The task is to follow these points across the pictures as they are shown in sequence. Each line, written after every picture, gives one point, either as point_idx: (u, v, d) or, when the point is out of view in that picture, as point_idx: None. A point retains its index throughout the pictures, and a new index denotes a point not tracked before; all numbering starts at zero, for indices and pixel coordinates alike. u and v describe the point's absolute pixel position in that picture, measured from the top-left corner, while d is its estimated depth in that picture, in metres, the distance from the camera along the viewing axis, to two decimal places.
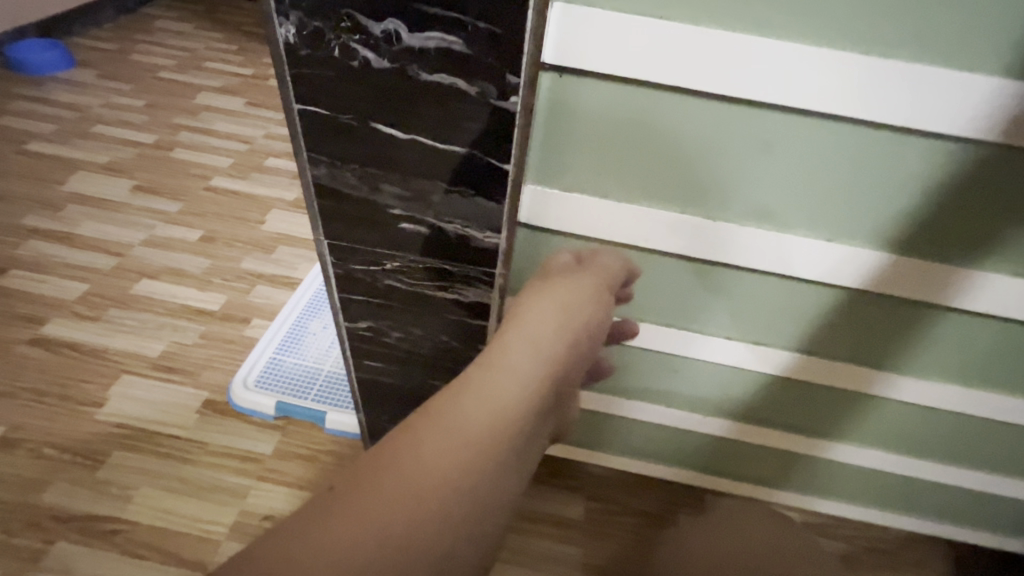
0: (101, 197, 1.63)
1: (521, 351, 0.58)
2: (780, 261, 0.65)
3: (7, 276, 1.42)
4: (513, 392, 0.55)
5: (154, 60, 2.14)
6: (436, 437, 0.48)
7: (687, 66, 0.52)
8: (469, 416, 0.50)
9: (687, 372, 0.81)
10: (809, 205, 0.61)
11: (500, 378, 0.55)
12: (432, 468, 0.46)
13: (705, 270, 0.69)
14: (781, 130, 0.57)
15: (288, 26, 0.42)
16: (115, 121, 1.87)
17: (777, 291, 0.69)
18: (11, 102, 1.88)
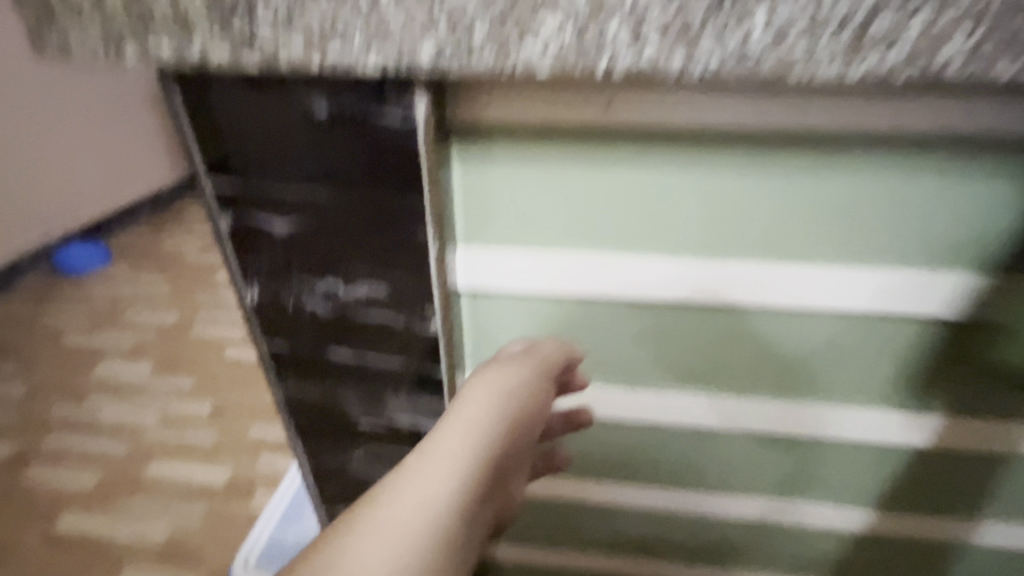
0: (124, 381, 1.75)
1: (467, 432, 0.42)
2: (750, 424, 0.57)
3: (30, 471, 1.49)
4: (454, 489, 0.39)
5: (180, 246, 2.41)
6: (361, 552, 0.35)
7: (596, 280, 0.51)
8: (399, 524, 0.37)
9: (687, 523, 0.66)
10: (855, 373, 0.53)
11: (434, 474, 0.39)
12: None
13: (708, 444, 0.59)
14: (803, 325, 0.51)
15: (253, 293, 0.54)
16: (142, 307, 2.07)
17: (762, 450, 0.59)
18: (53, 301, 2.11)
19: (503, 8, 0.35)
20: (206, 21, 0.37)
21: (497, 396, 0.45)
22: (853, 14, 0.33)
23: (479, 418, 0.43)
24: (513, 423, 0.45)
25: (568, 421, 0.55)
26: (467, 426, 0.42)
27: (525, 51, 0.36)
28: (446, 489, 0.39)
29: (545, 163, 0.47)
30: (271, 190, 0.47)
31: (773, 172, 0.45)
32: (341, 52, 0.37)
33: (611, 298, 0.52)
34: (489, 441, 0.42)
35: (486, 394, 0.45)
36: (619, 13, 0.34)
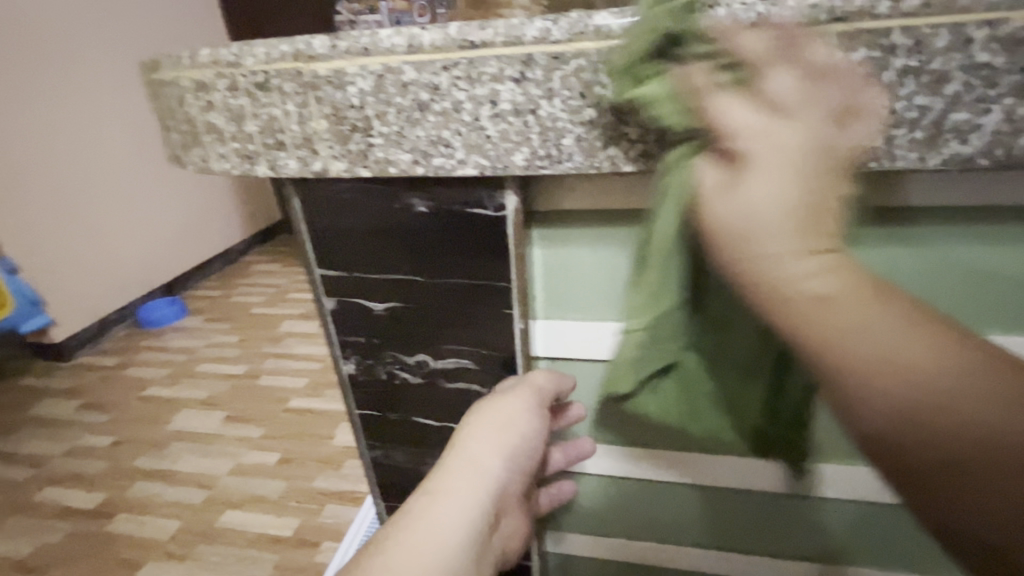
0: (199, 431, 1.85)
1: (474, 468, 0.44)
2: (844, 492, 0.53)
3: (116, 519, 1.58)
4: (464, 521, 0.41)
5: (248, 299, 2.57)
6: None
7: None
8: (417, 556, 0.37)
9: None
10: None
11: (445, 505, 0.41)
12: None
13: (773, 508, 0.57)
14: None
15: (350, 364, 0.58)
16: (215, 358, 2.20)
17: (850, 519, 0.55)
18: (136, 353, 2.27)
19: (590, 117, 0.38)
20: (328, 139, 0.43)
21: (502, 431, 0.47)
22: (930, 107, 0.34)
23: (487, 453, 0.45)
24: (514, 457, 0.46)
25: (570, 456, 0.57)
26: (475, 462, 0.44)
27: (610, 152, 0.39)
28: (457, 520, 0.40)
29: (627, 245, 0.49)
30: (371, 276, 0.52)
31: (864, 246, 0.44)
32: (444, 160, 0.42)
33: None
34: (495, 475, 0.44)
35: (491, 429, 0.47)
36: None
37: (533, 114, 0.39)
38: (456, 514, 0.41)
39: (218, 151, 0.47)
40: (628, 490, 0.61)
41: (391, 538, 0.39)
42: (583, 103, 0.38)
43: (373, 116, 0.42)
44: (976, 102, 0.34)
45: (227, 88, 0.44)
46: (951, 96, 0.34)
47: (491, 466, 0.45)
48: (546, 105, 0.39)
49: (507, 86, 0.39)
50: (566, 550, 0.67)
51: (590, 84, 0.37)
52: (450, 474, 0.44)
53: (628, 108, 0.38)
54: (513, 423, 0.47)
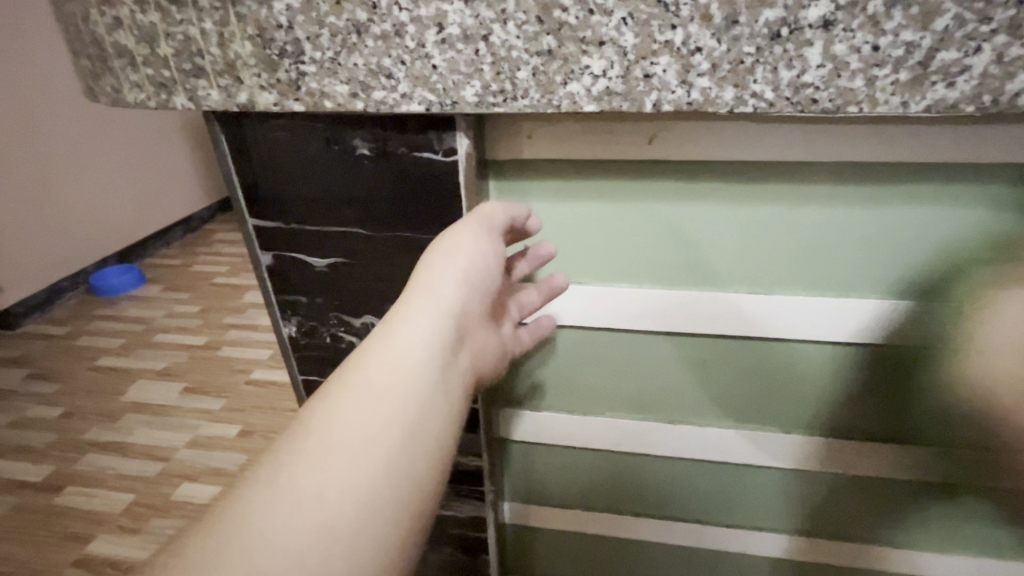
0: (155, 402, 1.77)
1: (421, 320, 0.35)
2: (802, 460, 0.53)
3: (64, 492, 1.51)
4: (412, 386, 0.33)
5: (210, 268, 2.46)
6: (312, 481, 0.29)
7: (635, 313, 0.49)
8: (354, 435, 0.31)
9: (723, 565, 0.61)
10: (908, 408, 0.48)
11: (385, 371, 0.33)
12: (310, 529, 0.28)
13: (737, 478, 0.56)
14: (854, 360, 0.47)
15: (291, 326, 0.54)
16: (173, 328, 2.11)
17: (808, 487, 0.54)
18: (87, 322, 2.15)
19: (548, 47, 0.34)
20: (254, 65, 0.38)
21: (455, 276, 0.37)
22: (917, 43, 0.31)
23: (437, 300, 0.36)
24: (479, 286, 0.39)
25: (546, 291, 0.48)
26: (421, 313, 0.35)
27: (570, 88, 0.35)
28: (402, 384, 0.33)
29: (595, 198, 0.46)
30: (313, 227, 0.48)
31: (840, 204, 0.42)
32: (385, 94, 0.37)
33: (650, 331, 0.50)
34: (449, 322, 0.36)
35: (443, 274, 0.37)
36: (668, 49, 0.33)
37: (485, 41, 0.35)
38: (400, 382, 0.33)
39: (131, 79, 0.41)
40: (589, 460, 0.59)
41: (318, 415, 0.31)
42: (540, 30, 0.34)
43: (303, 39, 0.36)
44: (967, 40, 0.31)
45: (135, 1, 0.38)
46: (940, 32, 0.31)
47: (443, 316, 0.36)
48: (498, 30, 0.34)
49: (455, 7, 0.34)
50: (527, 520, 0.65)
51: (548, 7, 0.33)
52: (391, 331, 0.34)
53: (590, 36, 0.33)
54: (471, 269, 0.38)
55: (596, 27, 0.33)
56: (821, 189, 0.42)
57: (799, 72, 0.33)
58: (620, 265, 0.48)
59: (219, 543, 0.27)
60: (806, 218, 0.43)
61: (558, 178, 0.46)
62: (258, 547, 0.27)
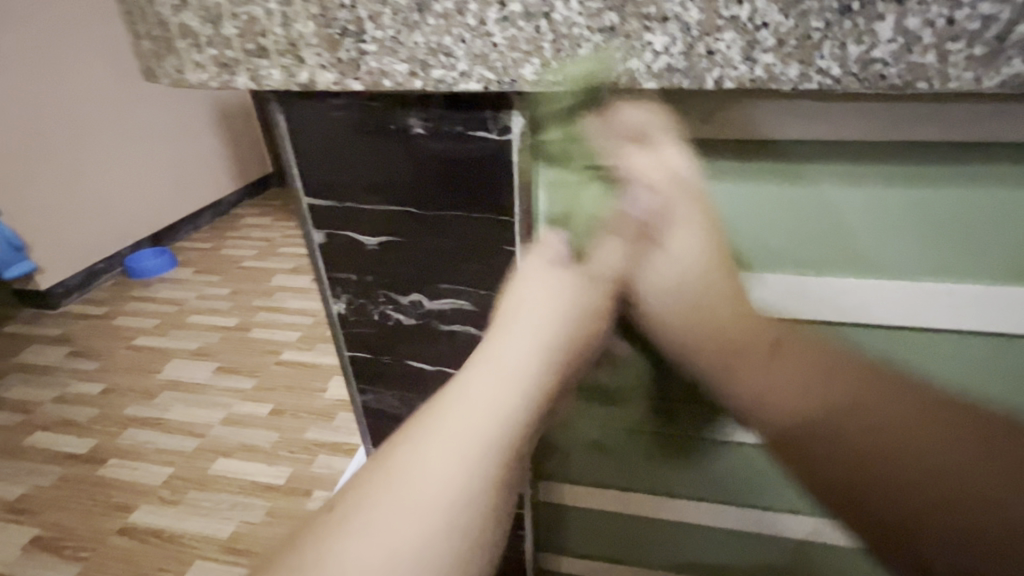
0: (190, 381, 1.83)
1: (492, 380, 0.38)
2: None
3: (107, 464, 1.57)
4: (479, 438, 0.36)
5: (239, 252, 2.52)
6: (396, 497, 0.34)
7: None
8: (430, 467, 0.35)
9: (758, 545, 0.61)
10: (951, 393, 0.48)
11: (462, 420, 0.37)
12: (396, 534, 0.33)
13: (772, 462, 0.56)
14: (895, 343, 0.47)
15: (340, 303, 0.55)
16: (205, 310, 2.17)
17: None
18: (124, 302, 2.23)
19: (611, 23, 0.34)
20: (316, 44, 0.39)
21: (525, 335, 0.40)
22: (995, 16, 0.30)
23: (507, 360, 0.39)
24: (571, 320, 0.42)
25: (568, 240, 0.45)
26: (493, 372, 0.39)
27: (631, 65, 0.35)
28: (471, 437, 0.36)
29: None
30: (364, 206, 0.49)
31: (895, 183, 0.41)
32: (444, 72, 0.38)
33: None
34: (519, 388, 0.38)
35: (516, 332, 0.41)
36: (732, 24, 0.33)
37: (546, 18, 0.35)
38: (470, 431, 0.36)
39: (194, 60, 0.43)
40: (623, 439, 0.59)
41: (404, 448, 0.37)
42: (603, 6, 0.34)
43: (366, 18, 0.37)
44: None
45: None
46: None
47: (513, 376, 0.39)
48: (561, 7, 0.34)
49: None
50: (563, 496, 0.66)
51: None
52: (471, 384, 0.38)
53: (653, 12, 0.33)
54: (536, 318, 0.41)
55: (659, 3, 0.33)
56: (879, 168, 0.41)
57: (869, 47, 0.32)
58: None
59: (333, 532, 0.33)
60: (862, 198, 0.42)
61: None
62: (361, 532, 0.33)
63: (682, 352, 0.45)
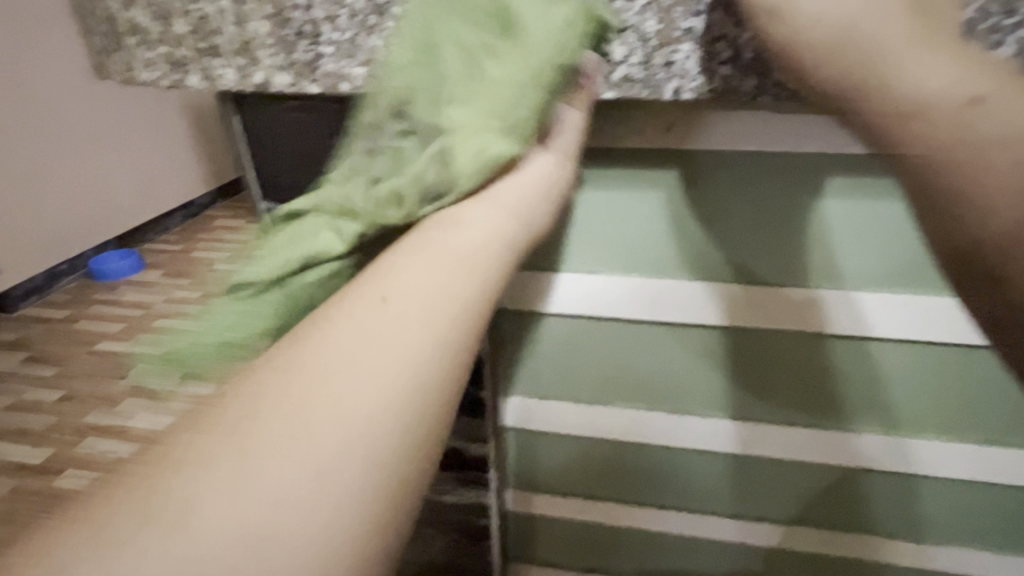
0: (155, 387, 1.77)
1: (441, 253, 0.30)
2: (799, 448, 0.53)
3: (63, 475, 1.51)
4: (436, 317, 0.28)
5: (210, 255, 2.45)
6: (319, 396, 0.26)
7: (629, 302, 0.51)
8: (362, 366, 0.26)
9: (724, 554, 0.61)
10: (917, 402, 0.49)
11: (403, 301, 0.28)
12: (326, 436, 0.25)
13: (739, 473, 0.57)
14: (844, 352, 0.49)
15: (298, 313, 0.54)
16: (173, 314, 2.10)
17: (804, 477, 0.55)
18: (86, 306, 2.15)
19: None
20: (270, 45, 0.38)
21: (485, 208, 0.33)
22: None
23: (464, 232, 0.31)
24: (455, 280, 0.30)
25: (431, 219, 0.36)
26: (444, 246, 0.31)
27: (590, 74, 0.35)
28: (334, 414, 0.25)
29: (614, 188, 0.47)
30: None
31: (837, 196, 0.43)
32: None
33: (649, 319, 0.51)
34: (483, 258, 0.31)
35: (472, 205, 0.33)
36: (688, 36, 0.33)
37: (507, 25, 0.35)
38: (418, 310, 0.28)
39: (143, 58, 0.41)
40: (594, 449, 0.60)
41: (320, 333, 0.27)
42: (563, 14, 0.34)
43: (322, 20, 0.36)
44: (991, 31, 0.30)
45: None
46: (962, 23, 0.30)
47: (479, 248, 0.31)
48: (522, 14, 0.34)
49: None
50: (532, 508, 0.65)
51: None
52: (417, 260, 0.30)
53: (610, 21, 0.34)
54: (504, 200, 0.33)
55: (617, 13, 0.33)
56: (838, 182, 0.43)
57: None
58: (624, 256, 0.49)
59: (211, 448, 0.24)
60: (822, 212, 0.44)
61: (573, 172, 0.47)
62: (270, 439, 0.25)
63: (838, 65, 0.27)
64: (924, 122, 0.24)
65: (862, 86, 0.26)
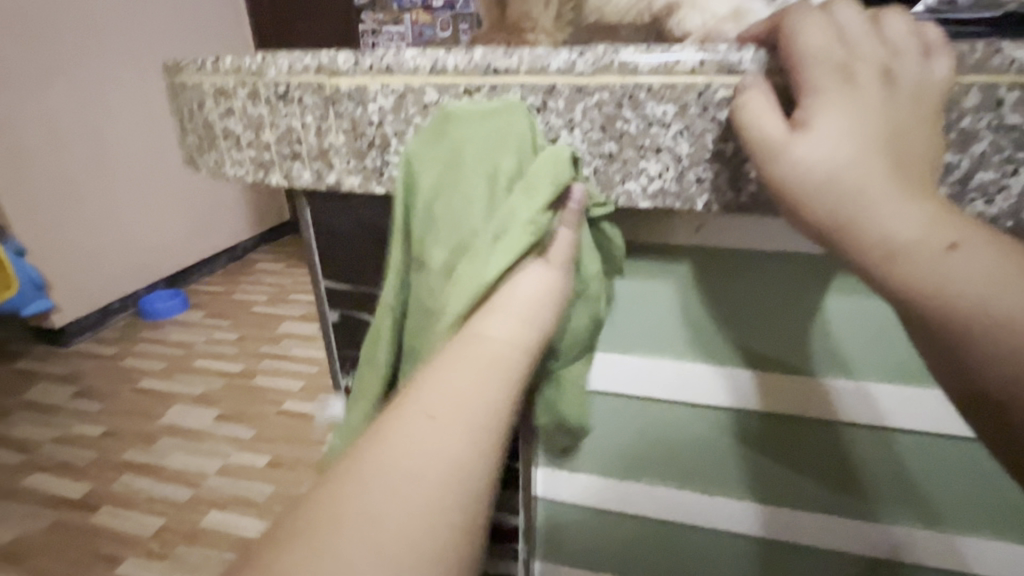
0: (190, 427, 1.83)
1: (481, 365, 0.32)
2: (825, 537, 0.53)
3: (99, 511, 1.55)
4: (479, 424, 0.30)
5: (251, 297, 2.57)
6: (374, 522, 0.25)
7: (655, 386, 0.52)
8: (435, 457, 0.28)
9: None
10: (947, 497, 0.49)
11: (442, 416, 0.29)
12: (408, 523, 0.26)
13: (777, 558, 0.55)
14: (870, 444, 0.49)
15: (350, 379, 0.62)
16: (211, 354, 2.19)
17: (833, 566, 0.54)
18: (133, 343, 2.26)
19: (609, 151, 0.38)
20: (344, 153, 0.43)
21: (505, 317, 0.35)
22: (959, 165, 0.34)
23: (494, 342, 0.33)
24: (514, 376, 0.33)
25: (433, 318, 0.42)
26: (473, 357, 0.32)
27: (627, 187, 0.39)
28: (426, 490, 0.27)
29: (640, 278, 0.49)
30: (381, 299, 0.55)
31: (857, 295, 0.45)
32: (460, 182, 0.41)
33: (676, 400, 0.53)
34: (509, 367, 0.32)
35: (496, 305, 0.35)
36: (719, 157, 0.36)
37: (552, 143, 0.39)
38: (458, 418, 0.29)
39: (233, 157, 0.47)
40: (619, 522, 0.60)
41: (359, 467, 0.27)
42: (603, 136, 0.38)
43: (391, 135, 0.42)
44: (1004, 163, 0.33)
45: (247, 96, 0.44)
46: (977, 155, 0.33)
47: (505, 362, 0.33)
48: (566, 135, 0.38)
49: (528, 114, 0.39)
50: None
51: (611, 117, 0.37)
52: (452, 377, 0.31)
53: (648, 143, 0.37)
54: (516, 307, 0.35)
55: (653, 136, 0.37)
56: (847, 279, 0.45)
57: None
58: (646, 342, 0.52)
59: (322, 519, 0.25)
60: (832, 306, 0.46)
61: None
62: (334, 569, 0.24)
63: (858, 204, 0.29)
64: (907, 258, 0.28)
65: (862, 216, 0.29)
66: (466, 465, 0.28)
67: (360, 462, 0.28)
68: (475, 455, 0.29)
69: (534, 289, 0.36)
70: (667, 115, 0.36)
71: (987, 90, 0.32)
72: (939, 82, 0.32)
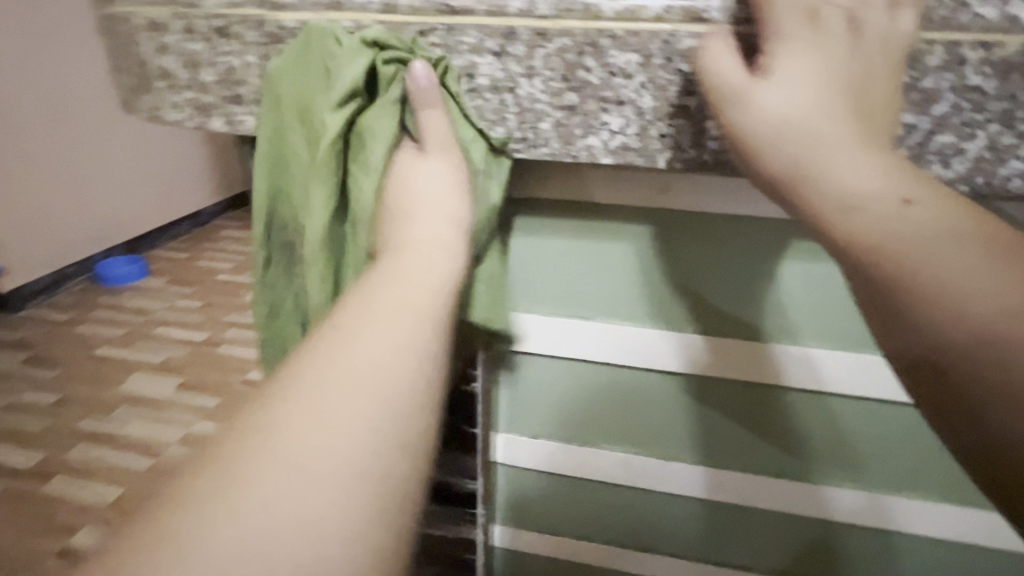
0: (150, 396, 1.77)
1: (401, 288, 0.31)
2: (776, 499, 0.54)
3: (53, 480, 1.50)
4: (404, 341, 0.29)
5: (215, 265, 2.48)
6: (287, 452, 0.24)
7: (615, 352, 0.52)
8: (361, 378, 0.27)
9: None
10: (890, 460, 0.50)
11: (363, 338, 0.29)
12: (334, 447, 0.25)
13: (727, 518, 0.57)
14: (820, 410, 0.50)
15: None
16: (173, 322, 2.12)
17: (783, 527, 0.56)
18: (89, 310, 2.16)
19: (570, 102, 0.36)
20: None
21: (426, 223, 0.35)
22: (919, 126, 0.33)
23: (416, 265, 0.33)
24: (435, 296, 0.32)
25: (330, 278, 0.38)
26: (400, 285, 0.31)
27: (588, 141, 0.37)
28: (350, 409, 0.26)
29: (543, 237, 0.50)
30: None
31: (813, 261, 0.45)
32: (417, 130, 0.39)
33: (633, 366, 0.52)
34: (431, 284, 0.32)
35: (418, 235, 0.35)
36: (684, 112, 0.35)
37: (512, 92, 0.37)
38: (378, 333, 0.29)
39: (170, 99, 0.44)
40: (576, 487, 0.60)
41: (286, 396, 0.26)
42: (564, 86, 0.36)
43: None
44: (963, 126, 0.33)
45: (183, 30, 0.41)
46: (937, 117, 0.33)
47: (432, 274, 0.33)
48: (526, 84, 0.36)
49: (486, 60, 0.37)
50: (515, 543, 0.66)
51: (573, 66, 0.35)
52: (368, 297, 0.31)
53: (610, 95, 0.36)
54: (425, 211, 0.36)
55: (616, 88, 0.35)
56: (804, 245, 0.45)
57: None
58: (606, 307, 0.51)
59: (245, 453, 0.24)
60: (788, 272, 0.46)
61: (568, 222, 0.48)
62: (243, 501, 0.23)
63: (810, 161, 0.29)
64: (859, 216, 0.27)
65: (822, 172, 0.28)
66: (391, 382, 0.28)
67: (281, 390, 0.27)
68: (402, 370, 0.28)
69: (449, 193, 0.37)
70: (630, 66, 0.35)
71: (951, 47, 0.31)
72: (902, 37, 0.31)
